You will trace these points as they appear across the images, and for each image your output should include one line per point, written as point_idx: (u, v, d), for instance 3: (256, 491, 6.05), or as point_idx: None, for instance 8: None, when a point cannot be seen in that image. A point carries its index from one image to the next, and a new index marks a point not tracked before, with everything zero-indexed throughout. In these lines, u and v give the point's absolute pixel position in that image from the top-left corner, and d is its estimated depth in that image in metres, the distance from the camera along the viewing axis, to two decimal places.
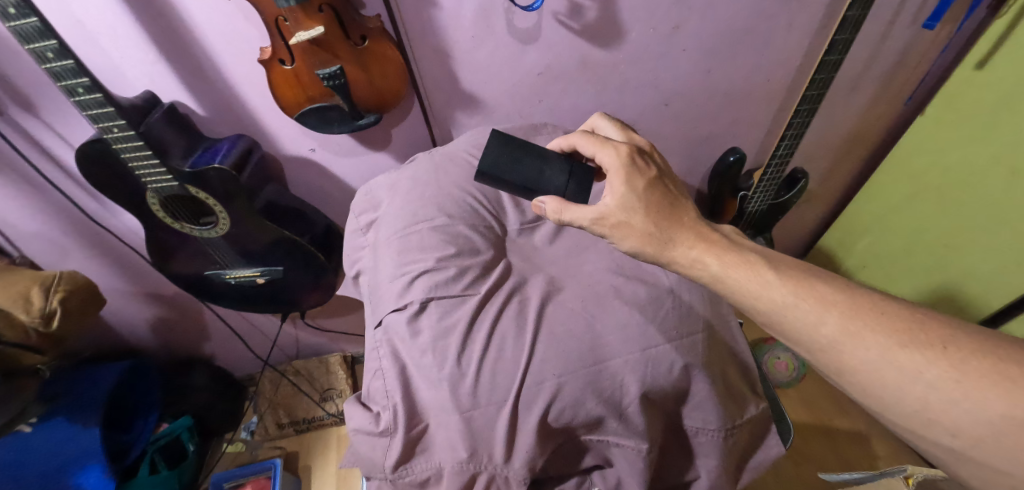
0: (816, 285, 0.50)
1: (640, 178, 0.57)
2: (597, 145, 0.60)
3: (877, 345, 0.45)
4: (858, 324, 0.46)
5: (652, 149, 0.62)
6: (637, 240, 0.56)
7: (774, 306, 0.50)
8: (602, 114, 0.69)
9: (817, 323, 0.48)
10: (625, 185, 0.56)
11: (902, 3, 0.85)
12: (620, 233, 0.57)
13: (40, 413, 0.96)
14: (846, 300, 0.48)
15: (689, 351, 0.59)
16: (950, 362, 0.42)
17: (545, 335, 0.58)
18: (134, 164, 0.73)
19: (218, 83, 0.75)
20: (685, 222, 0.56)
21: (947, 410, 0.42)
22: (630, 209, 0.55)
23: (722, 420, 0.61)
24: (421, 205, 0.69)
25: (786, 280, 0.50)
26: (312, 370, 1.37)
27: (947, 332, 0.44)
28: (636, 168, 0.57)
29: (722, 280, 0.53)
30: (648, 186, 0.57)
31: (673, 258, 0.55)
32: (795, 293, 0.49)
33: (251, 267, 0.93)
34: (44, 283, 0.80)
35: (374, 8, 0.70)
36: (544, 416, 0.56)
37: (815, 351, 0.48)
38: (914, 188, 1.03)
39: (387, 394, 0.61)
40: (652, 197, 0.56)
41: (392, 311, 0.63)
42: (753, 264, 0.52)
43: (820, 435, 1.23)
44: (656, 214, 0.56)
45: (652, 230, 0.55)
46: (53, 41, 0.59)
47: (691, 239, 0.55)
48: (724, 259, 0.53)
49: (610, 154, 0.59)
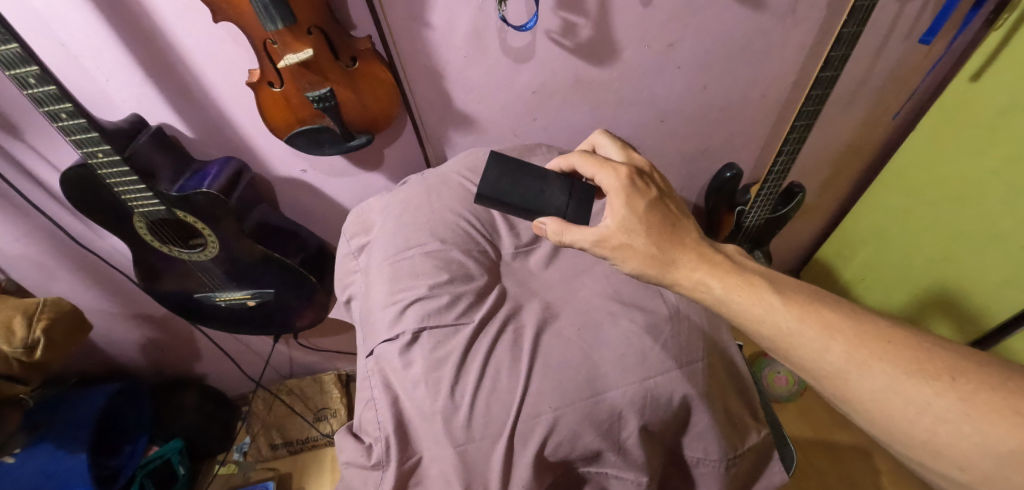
0: (822, 309, 0.48)
1: (641, 199, 0.55)
2: (596, 167, 0.59)
3: (884, 374, 0.43)
4: (864, 352, 0.45)
5: (652, 169, 0.61)
6: (639, 262, 0.55)
7: (777, 332, 0.48)
8: (602, 132, 0.67)
9: (821, 350, 0.46)
10: (626, 207, 0.55)
11: (897, 19, 0.85)
12: (621, 255, 0.55)
13: (24, 444, 0.93)
14: (852, 326, 0.46)
15: (689, 381, 0.58)
16: (958, 394, 0.40)
17: (541, 366, 0.57)
18: (120, 189, 0.72)
19: (207, 105, 0.74)
20: (687, 244, 0.55)
21: (956, 443, 0.40)
22: (631, 231, 0.54)
23: (723, 450, 0.60)
24: (414, 230, 0.68)
25: (790, 305, 0.49)
26: (306, 390, 1.34)
27: (956, 361, 0.42)
28: (636, 189, 0.56)
29: (726, 303, 0.51)
30: (649, 207, 0.55)
31: (675, 281, 0.54)
32: (800, 318, 0.48)
33: (241, 289, 0.92)
34: (26, 312, 0.79)
35: (365, 30, 0.69)
36: (541, 450, 0.54)
37: (821, 378, 0.47)
38: (913, 200, 1.02)
39: (379, 426, 0.60)
40: (654, 218, 0.55)
41: (384, 341, 0.61)
42: (756, 288, 0.51)
43: (821, 450, 1.21)
44: (657, 236, 0.54)
45: (654, 252, 0.54)
46: (35, 67, 0.57)
47: (693, 261, 0.53)
48: (727, 281, 0.52)
49: (609, 175, 0.57)
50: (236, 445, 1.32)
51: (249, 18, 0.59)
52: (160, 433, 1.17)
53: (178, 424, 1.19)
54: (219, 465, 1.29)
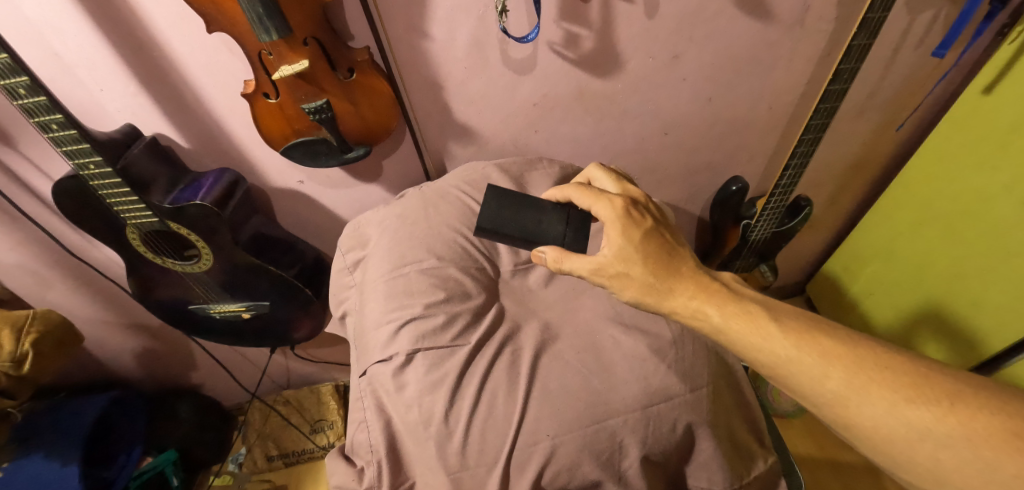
0: (819, 335, 0.46)
1: (638, 228, 0.54)
2: (591, 198, 0.57)
3: (883, 399, 0.41)
4: (863, 378, 0.43)
5: (648, 200, 0.59)
6: (637, 291, 0.53)
7: (776, 361, 0.46)
8: (597, 165, 0.65)
9: (820, 378, 0.44)
10: (621, 236, 0.53)
11: (908, 31, 0.83)
12: (619, 284, 0.53)
13: (12, 456, 0.91)
14: (849, 352, 0.44)
15: (694, 408, 0.55)
16: (958, 418, 0.39)
17: (538, 391, 0.55)
18: (113, 201, 0.71)
19: (202, 115, 0.73)
20: (684, 271, 0.52)
21: (959, 470, 0.38)
22: (629, 260, 0.52)
23: (729, 480, 0.58)
24: (410, 246, 0.66)
25: (787, 332, 0.46)
26: (302, 401, 1.32)
27: (954, 385, 0.41)
28: (633, 219, 0.54)
29: (724, 332, 0.49)
30: (645, 236, 0.53)
31: (673, 309, 0.51)
32: (798, 346, 0.45)
33: (237, 302, 0.89)
34: (15, 324, 0.77)
35: (363, 40, 0.68)
36: (539, 478, 0.52)
37: (820, 405, 0.45)
38: (924, 215, 0.99)
39: (371, 449, 0.58)
40: (652, 246, 0.53)
41: (377, 362, 0.60)
42: (754, 315, 0.48)
43: (826, 469, 1.18)
44: (656, 265, 0.52)
45: (653, 281, 0.52)
46: (25, 77, 0.56)
47: (691, 289, 0.51)
48: (724, 309, 0.49)
49: (604, 207, 0.56)
50: (232, 455, 1.31)
51: (244, 29, 0.58)
52: (154, 444, 1.15)
53: (172, 434, 1.17)
54: (214, 475, 1.28)
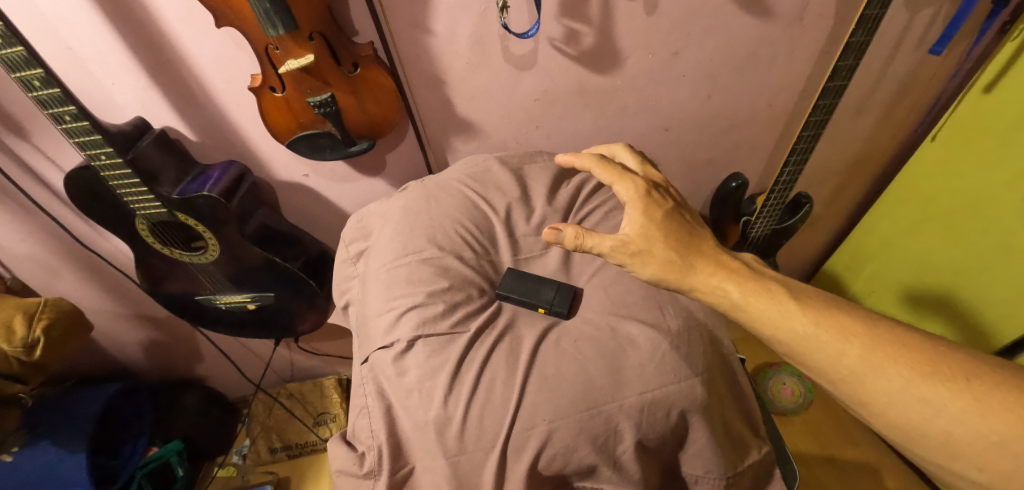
0: (838, 314, 0.48)
1: (659, 209, 0.55)
2: (614, 176, 0.58)
3: (900, 375, 0.44)
4: (880, 355, 0.45)
5: (668, 184, 0.60)
6: (659, 268, 0.53)
7: (795, 337, 0.48)
8: (623, 144, 0.65)
9: (837, 354, 0.46)
10: (643, 214, 0.54)
11: (907, 28, 0.83)
12: (640, 261, 0.53)
13: (22, 442, 0.93)
14: (867, 331, 0.46)
15: (689, 396, 0.56)
16: (973, 395, 0.41)
17: (535, 378, 0.56)
18: (123, 191, 0.72)
19: (210, 109, 0.74)
20: (704, 250, 0.54)
21: (971, 443, 0.40)
22: (651, 238, 0.53)
23: (723, 468, 0.59)
24: (412, 236, 0.67)
25: (807, 310, 0.48)
26: (307, 394, 1.35)
27: (969, 364, 0.43)
28: (655, 200, 0.56)
29: (744, 309, 0.50)
30: (667, 217, 0.55)
31: (693, 286, 0.52)
32: (817, 323, 0.47)
33: (241, 293, 0.91)
34: (27, 311, 0.79)
35: (367, 35, 0.69)
36: (535, 462, 0.53)
37: (836, 382, 0.47)
38: (924, 213, 0.99)
39: (372, 434, 0.59)
40: (673, 226, 0.54)
41: (379, 348, 0.61)
42: (774, 293, 0.50)
43: (824, 465, 1.18)
44: (677, 243, 0.53)
45: (675, 257, 0.53)
46: (40, 69, 0.57)
47: (711, 267, 0.53)
48: (745, 286, 0.51)
49: (627, 186, 0.56)
50: (235, 447, 1.32)
51: (252, 24, 0.60)
52: (160, 434, 1.17)
53: (178, 424, 1.19)
54: (217, 466, 1.28)
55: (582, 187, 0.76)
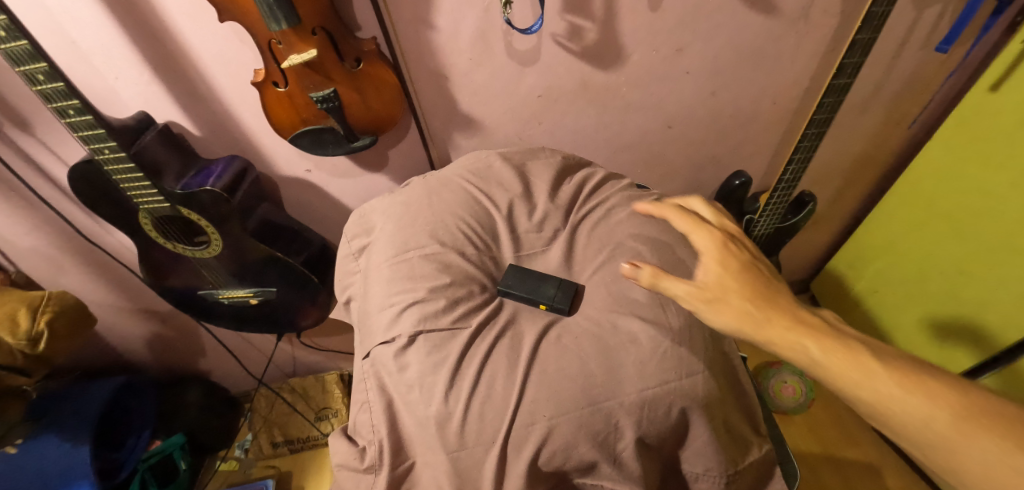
0: (924, 376, 0.44)
1: (736, 260, 0.55)
2: (691, 226, 0.59)
3: (997, 449, 0.40)
4: (973, 425, 0.41)
5: (747, 239, 0.60)
6: (734, 318, 0.51)
7: (879, 399, 0.44)
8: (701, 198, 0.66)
9: (925, 420, 0.42)
10: (719, 265, 0.55)
11: (913, 25, 0.83)
12: (714, 309, 0.52)
13: (25, 435, 0.94)
14: (959, 398, 0.43)
15: (690, 394, 0.55)
16: None
17: (537, 373, 0.56)
18: (127, 186, 0.72)
19: (213, 103, 0.74)
20: (783, 303, 0.51)
21: None
22: (726, 287, 0.53)
23: (723, 466, 0.59)
24: (415, 232, 0.67)
25: (891, 370, 0.45)
26: (308, 389, 1.33)
27: None
28: (731, 251, 0.56)
29: (822, 366, 0.47)
30: (744, 268, 0.54)
31: (769, 339, 0.49)
32: (903, 386, 0.44)
33: (244, 287, 0.91)
34: (31, 304, 0.80)
35: (369, 30, 0.69)
36: (535, 458, 0.53)
37: (923, 450, 0.43)
38: (930, 212, 0.99)
39: (373, 429, 0.60)
40: (750, 277, 0.53)
41: (380, 344, 0.61)
42: (855, 350, 0.46)
43: (824, 465, 1.18)
44: (754, 293, 0.52)
45: (751, 308, 0.51)
46: (44, 64, 0.58)
47: (790, 320, 0.49)
48: (825, 342, 0.47)
49: (703, 237, 0.58)
50: (238, 441, 1.33)
51: (255, 18, 0.59)
52: (163, 428, 1.17)
53: (181, 419, 1.20)
54: (221, 460, 1.29)
55: (584, 184, 0.76)
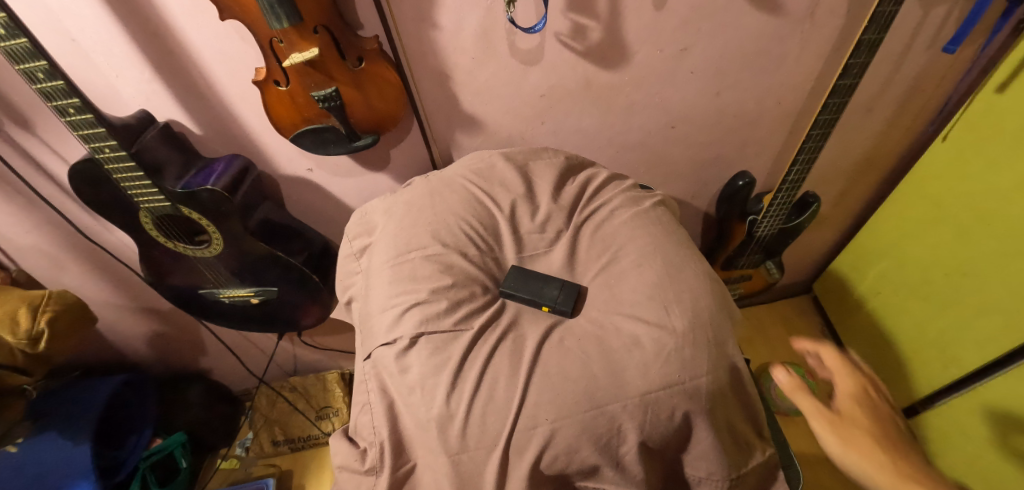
0: None
1: (871, 408, 0.59)
2: (842, 364, 0.63)
3: None
4: None
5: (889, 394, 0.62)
6: (859, 453, 0.54)
7: None
8: None
9: None
10: (853, 402, 0.59)
11: (921, 25, 0.82)
12: (842, 438, 0.56)
13: (27, 434, 0.94)
14: None
15: (693, 397, 0.55)
16: None
17: (539, 376, 0.56)
18: (127, 184, 0.72)
19: (214, 101, 0.74)
20: (909, 456, 0.54)
21: None
22: (857, 421, 0.57)
23: (726, 470, 0.58)
24: (417, 233, 0.67)
25: None
26: (309, 387, 1.32)
27: None
28: (867, 399, 0.60)
29: None
30: (879, 416, 0.58)
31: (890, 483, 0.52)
32: None
33: (246, 287, 0.91)
34: (32, 303, 0.80)
35: (371, 29, 0.69)
36: (537, 462, 0.53)
37: None
38: (937, 214, 0.98)
39: (374, 430, 0.59)
40: (881, 425, 0.57)
41: (381, 345, 0.61)
42: None
43: (826, 467, 1.18)
44: (883, 437, 0.56)
45: (877, 448, 0.55)
46: (44, 62, 0.57)
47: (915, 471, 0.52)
48: None
49: (848, 378, 0.62)
50: (239, 439, 1.33)
51: (256, 17, 0.59)
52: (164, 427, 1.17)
53: (182, 418, 1.20)
54: (221, 458, 1.29)
55: (587, 184, 0.76)
